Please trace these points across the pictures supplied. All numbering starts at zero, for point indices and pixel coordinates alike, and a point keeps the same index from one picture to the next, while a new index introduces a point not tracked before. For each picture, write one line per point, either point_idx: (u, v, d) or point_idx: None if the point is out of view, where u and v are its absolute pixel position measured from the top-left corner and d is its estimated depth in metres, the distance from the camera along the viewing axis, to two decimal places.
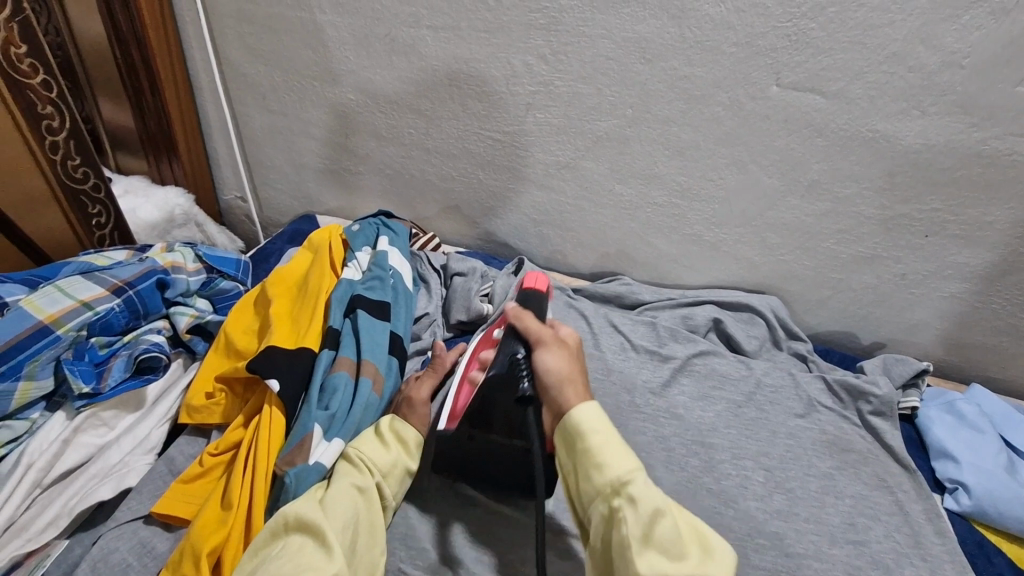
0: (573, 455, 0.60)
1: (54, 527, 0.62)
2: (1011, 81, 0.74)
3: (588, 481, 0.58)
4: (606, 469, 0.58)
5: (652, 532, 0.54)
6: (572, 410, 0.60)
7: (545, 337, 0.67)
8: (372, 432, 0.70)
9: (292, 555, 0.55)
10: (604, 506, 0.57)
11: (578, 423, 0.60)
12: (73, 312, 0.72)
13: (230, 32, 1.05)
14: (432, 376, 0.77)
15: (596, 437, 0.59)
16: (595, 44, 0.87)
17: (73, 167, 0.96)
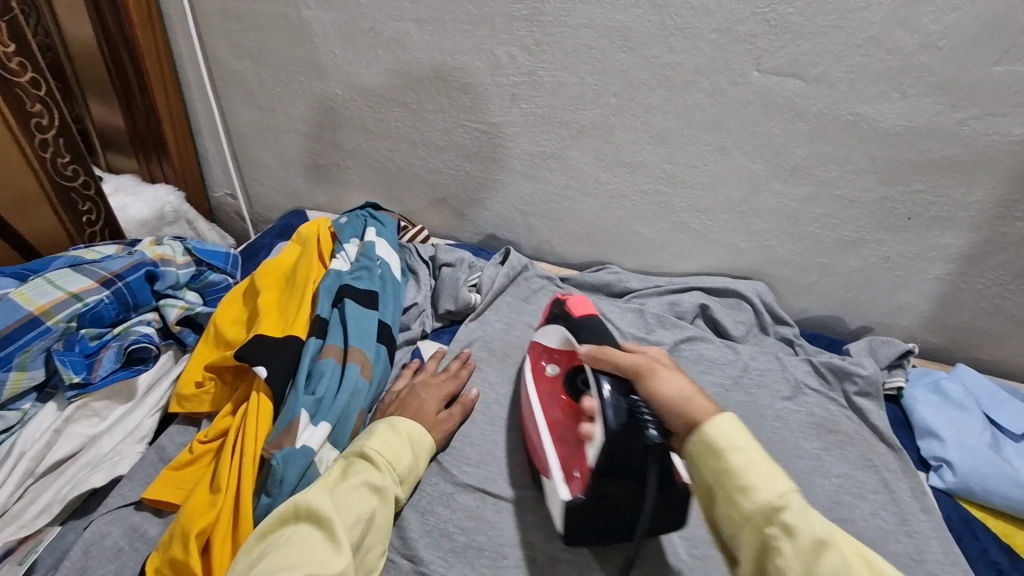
0: (710, 481, 0.53)
1: (47, 513, 0.63)
2: (987, 62, 0.75)
3: (732, 507, 0.51)
4: (756, 498, 0.49)
5: (816, 567, 0.46)
6: (706, 425, 0.54)
7: (640, 363, 0.62)
8: (390, 429, 0.70)
9: (302, 546, 0.55)
10: (753, 529, 0.49)
11: (715, 441, 0.53)
12: (62, 304, 0.73)
13: (217, 29, 1.06)
14: (461, 404, 0.80)
15: (739, 456, 0.52)
16: (577, 33, 0.88)
17: (63, 164, 0.97)
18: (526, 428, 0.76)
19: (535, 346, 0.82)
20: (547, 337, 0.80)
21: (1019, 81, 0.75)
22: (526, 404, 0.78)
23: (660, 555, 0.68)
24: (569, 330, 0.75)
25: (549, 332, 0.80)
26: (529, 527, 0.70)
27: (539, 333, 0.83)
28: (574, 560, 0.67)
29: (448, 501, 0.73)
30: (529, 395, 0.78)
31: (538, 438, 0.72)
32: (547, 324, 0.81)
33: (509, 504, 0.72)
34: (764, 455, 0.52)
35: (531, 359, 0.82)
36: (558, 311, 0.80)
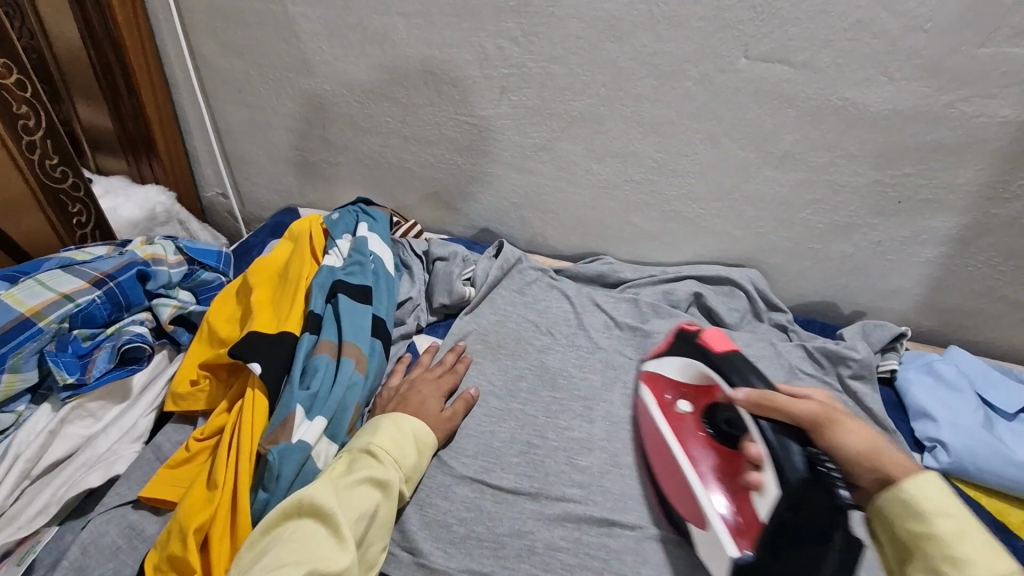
0: (905, 543, 0.52)
1: (45, 514, 0.63)
2: (973, 44, 0.75)
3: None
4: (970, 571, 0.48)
5: None
6: (908, 482, 0.53)
7: (818, 412, 0.64)
8: (394, 424, 0.70)
9: (306, 542, 0.57)
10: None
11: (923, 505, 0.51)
12: (54, 305, 0.73)
13: (203, 27, 1.05)
14: (463, 400, 0.80)
15: (947, 523, 0.50)
16: (565, 23, 0.88)
17: (51, 166, 0.96)
18: (654, 461, 0.75)
19: (659, 377, 0.83)
20: (678, 371, 0.82)
21: (1005, 62, 0.75)
22: (653, 436, 0.77)
23: (657, 541, 0.68)
24: (712, 367, 0.79)
25: (685, 365, 0.82)
26: (527, 516, 0.71)
27: (665, 366, 0.84)
28: (572, 548, 0.68)
29: (446, 493, 0.73)
30: (661, 428, 0.77)
31: (681, 475, 0.72)
32: (678, 355, 0.84)
33: (506, 494, 0.73)
34: (985, 534, 0.50)
35: (654, 390, 0.82)
36: (694, 343, 0.84)
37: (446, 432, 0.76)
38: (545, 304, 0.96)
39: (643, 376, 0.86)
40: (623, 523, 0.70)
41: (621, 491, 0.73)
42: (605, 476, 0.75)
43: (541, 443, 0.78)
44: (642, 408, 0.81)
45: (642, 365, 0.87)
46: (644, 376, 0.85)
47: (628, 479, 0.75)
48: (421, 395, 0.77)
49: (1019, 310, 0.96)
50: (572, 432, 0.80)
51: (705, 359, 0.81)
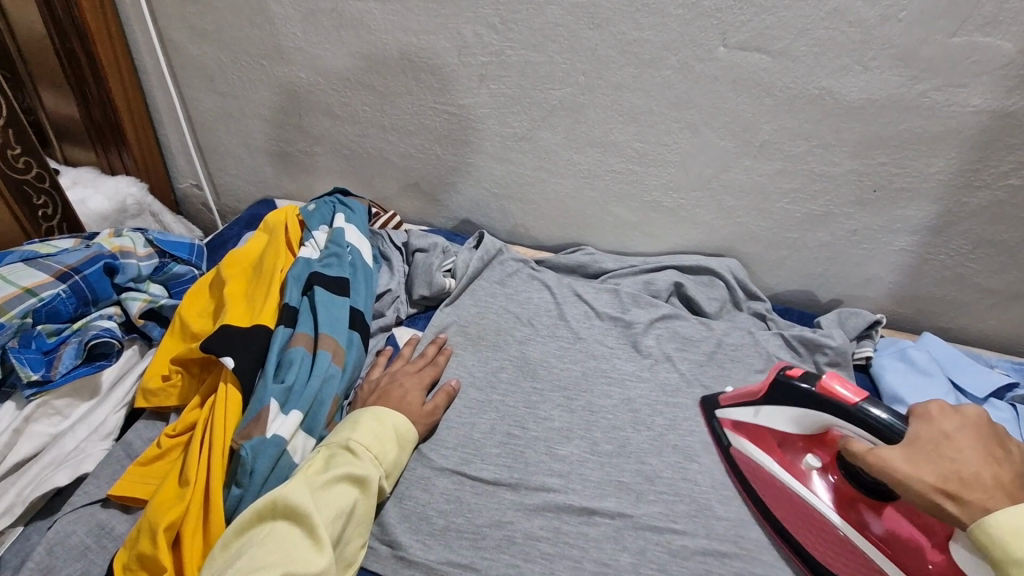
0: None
1: (10, 515, 0.61)
2: (946, 33, 0.76)
3: None
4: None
5: None
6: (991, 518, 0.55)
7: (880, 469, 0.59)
8: (373, 419, 0.70)
9: (282, 543, 0.56)
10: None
11: (1015, 531, 0.53)
12: (15, 299, 0.71)
13: (172, 11, 1.02)
14: (445, 393, 0.80)
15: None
16: (544, 10, 0.86)
17: (13, 156, 0.93)
18: (800, 530, 0.68)
19: (762, 431, 0.73)
20: (784, 424, 0.71)
21: (976, 51, 0.76)
22: (783, 503, 0.70)
23: (635, 528, 0.69)
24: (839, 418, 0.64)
25: (797, 418, 0.68)
26: (506, 506, 0.71)
27: (758, 417, 0.73)
28: (551, 538, 0.68)
29: (426, 485, 0.72)
30: (796, 494, 0.69)
31: (843, 542, 0.66)
32: (785, 407, 0.69)
33: (486, 485, 0.73)
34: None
35: (762, 446, 0.73)
36: (807, 391, 0.66)
37: (427, 426, 0.76)
38: (526, 295, 0.96)
39: (728, 425, 0.77)
40: (601, 510, 0.71)
41: (599, 479, 0.74)
42: (584, 465, 0.75)
43: (521, 433, 0.78)
44: (754, 468, 0.73)
45: (718, 413, 0.78)
46: (733, 428, 0.76)
47: (607, 468, 0.75)
48: (402, 389, 0.77)
49: (989, 297, 0.98)
50: (551, 422, 0.80)
51: (831, 412, 0.64)
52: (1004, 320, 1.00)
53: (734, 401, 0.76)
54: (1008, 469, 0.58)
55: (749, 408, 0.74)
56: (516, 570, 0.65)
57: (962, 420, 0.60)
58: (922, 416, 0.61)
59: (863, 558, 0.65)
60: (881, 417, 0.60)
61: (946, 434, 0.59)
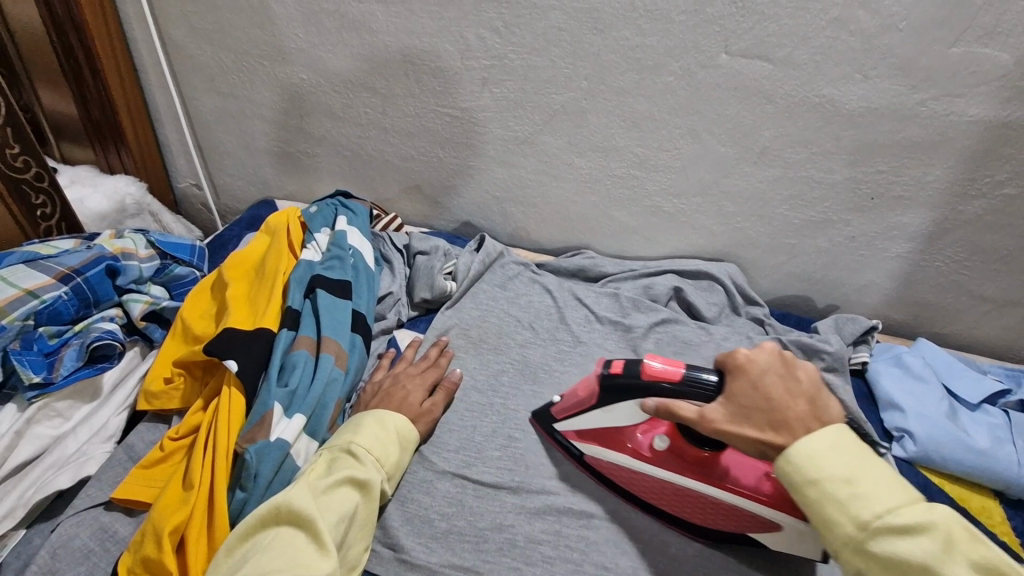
0: (826, 489, 0.54)
1: (12, 518, 0.61)
2: (945, 43, 0.77)
3: (845, 518, 0.52)
4: (899, 549, 0.50)
5: (878, 549, 0.50)
6: (789, 449, 0.56)
7: (703, 427, 0.62)
8: (374, 421, 0.70)
9: (286, 548, 0.55)
10: (877, 564, 0.50)
11: (809, 452, 0.55)
12: (17, 301, 0.70)
13: (173, 11, 1.01)
14: (444, 390, 0.80)
15: (819, 469, 0.55)
16: (547, 15, 0.87)
17: (12, 155, 0.92)
18: (668, 507, 0.70)
19: (602, 431, 0.72)
20: (620, 417, 0.70)
21: (975, 62, 0.77)
22: (647, 489, 0.70)
23: (635, 532, 0.70)
24: (668, 397, 0.64)
25: (628, 411, 0.69)
26: (508, 510, 0.71)
27: (597, 420, 0.72)
28: (553, 541, 0.69)
29: (428, 488, 0.73)
30: (651, 477, 0.70)
31: (704, 502, 0.68)
32: (616, 403, 0.69)
33: (488, 488, 0.73)
34: (826, 437, 0.56)
35: (609, 447, 0.72)
36: (634, 382, 0.66)
37: (429, 426, 0.77)
38: (527, 299, 0.96)
39: (574, 437, 0.75)
40: (602, 513, 0.71)
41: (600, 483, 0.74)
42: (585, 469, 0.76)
43: (522, 437, 0.78)
44: (612, 468, 0.73)
45: (559, 426, 0.76)
46: (580, 437, 0.74)
47: None
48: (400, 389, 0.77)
49: (983, 304, 0.99)
50: None
51: (661, 393, 0.64)
52: (997, 326, 1.01)
53: (568, 412, 0.74)
54: (802, 397, 0.59)
55: (586, 414, 0.72)
56: (518, 572, 0.66)
57: (763, 361, 0.61)
58: (736, 371, 0.62)
59: (725, 510, 0.67)
60: (698, 379, 0.63)
61: (754, 384, 0.60)
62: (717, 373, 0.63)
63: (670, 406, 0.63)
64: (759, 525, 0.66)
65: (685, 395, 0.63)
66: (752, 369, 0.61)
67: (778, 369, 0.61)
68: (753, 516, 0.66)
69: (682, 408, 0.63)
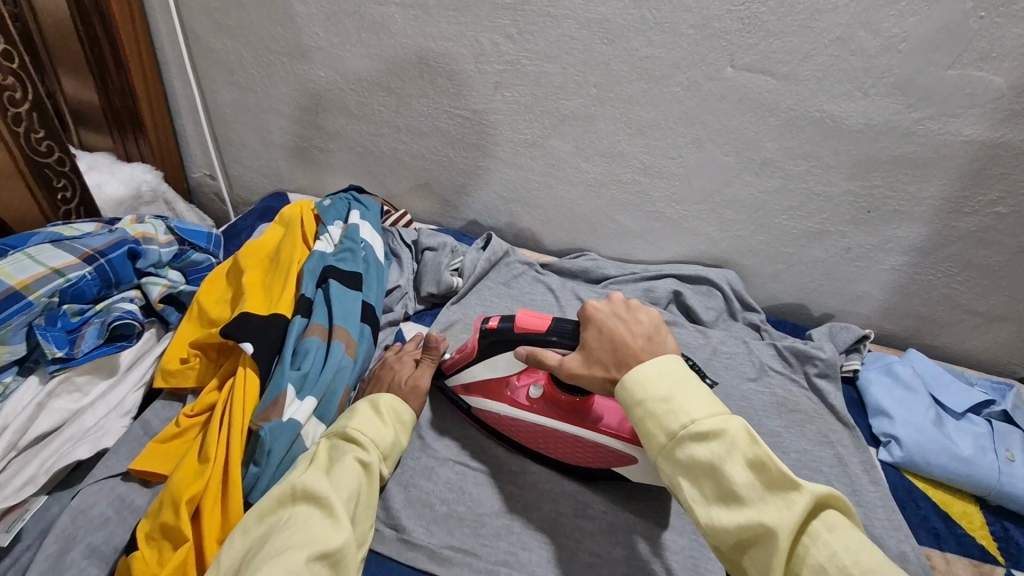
0: (649, 408, 0.57)
1: (34, 484, 0.63)
2: (942, 65, 0.80)
3: (661, 431, 0.56)
4: (698, 454, 0.54)
5: (683, 455, 0.54)
6: (626, 377, 0.59)
7: (564, 375, 0.66)
8: (372, 407, 0.72)
9: (302, 524, 0.56)
10: (681, 467, 0.55)
11: (637, 378, 0.59)
12: (44, 279, 0.72)
13: (196, 6, 1.05)
14: (429, 361, 0.81)
15: (646, 391, 0.58)
16: (561, 24, 0.90)
17: (36, 140, 0.95)
18: (547, 448, 0.76)
19: (486, 384, 0.77)
20: (497, 370, 0.75)
21: (971, 84, 0.80)
22: (524, 433, 0.76)
23: (627, 522, 0.72)
24: (539, 344, 0.69)
25: (504, 362, 0.74)
26: (507, 498, 0.74)
27: (478, 373, 0.77)
28: (549, 528, 0.71)
29: (430, 474, 0.75)
30: (525, 423, 0.75)
31: (576, 443, 0.74)
32: (496, 354, 0.74)
33: (488, 476, 0.76)
34: (653, 363, 0.59)
35: (492, 398, 0.77)
36: (507, 332, 0.71)
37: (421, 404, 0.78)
38: (530, 297, 0.99)
39: (463, 391, 0.80)
40: (597, 502, 0.74)
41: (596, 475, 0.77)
42: None
43: None
44: (495, 418, 0.78)
45: (449, 380, 0.81)
46: (467, 390, 0.79)
47: None
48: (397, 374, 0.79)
49: (973, 318, 1.02)
50: None
51: (532, 341, 0.69)
52: (987, 340, 1.04)
53: (456, 367, 0.79)
54: (641, 335, 0.64)
55: (467, 367, 0.78)
56: (515, 557, 0.68)
57: (608, 309, 0.67)
58: (586, 321, 0.67)
59: (590, 449, 0.73)
60: (563, 328, 0.67)
61: (599, 329, 0.65)
62: (575, 325, 0.68)
63: (537, 354, 0.68)
64: (620, 459, 0.72)
65: (554, 343, 0.68)
66: (596, 317, 0.66)
67: (623, 315, 0.66)
68: (617, 454, 0.72)
69: (546, 355, 0.67)
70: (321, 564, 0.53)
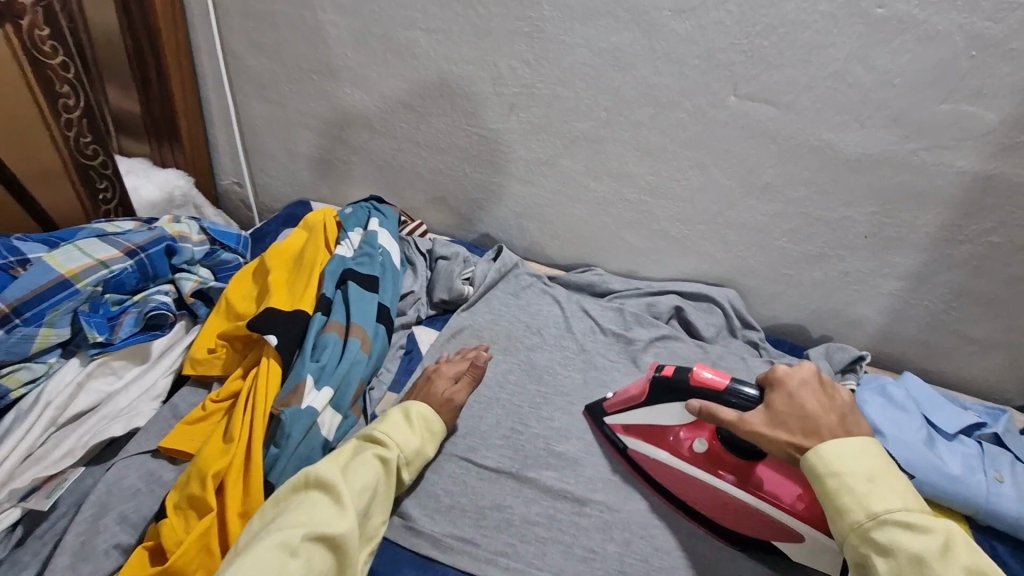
0: (846, 484, 0.61)
1: (71, 456, 0.69)
2: (934, 100, 0.85)
3: (859, 508, 0.60)
4: (901, 540, 0.57)
5: (883, 538, 0.58)
6: (821, 446, 0.63)
7: (744, 430, 0.68)
8: (406, 416, 0.77)
9: (311, 507, 0.63)
10: (878, 549, 0.58)
11: (838, 453, 0.62)
12: (90, 269, 0.79)
13: (237, 26, 1.13)
14: (472, 376, 0.87)
15: (848, 466, 0.62)
16: (574, 52, 0.97)
17: (84, 144, 1.03)
18: (705, 509, 0.75)
19: (651, 428, 0.79)
20: (666, 418, 0.76)
21: (961, 119, 0.85)
22: (680, 486, 0.76)
23: (622, 522, 0.75)
24: (716, 403, 0.71)
25: (672, 412, 0.75)
26: (507, 493, 0.77)
27: (643, 417, 0.78)
28: (546, 523, 0.75)
29: (435, 468, 0.80)
30: (687, 475, 0.76)
31: (738, 507, 0.73)
32: (665, 402, 0.76)
33: (490, 472, 0.79)
34: (861, 444, 0.63)
35: (653, 442, 0.78)
36: (681, 384, 0.73)
37: (455, 417, 0.83)
38: (537, 308, 1.03)
39: (619, 429, 0.82)
40: (593, 502, 0.77)
41: (591, 476, 0.80)
42: (578, 462, 0.81)
43: (524, 429, 0.85)
44: (656, 465, 0.78)
45: (607, 419, 0.83)
46: (625, 430, 0.81)
47: (600, 467, 0.81)
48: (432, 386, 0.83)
49: (970, 344, 1.05)
50: (553, 422, 0.86)
51: (708, 397, 0.71)
52: (985, 367, 1.06)
53: (619, 406, 0.81)
54: (833, 412, 0.66)
55: (635, 409, 0.79)
56: (512, 548, 0.73)
57: (802, 378, 0.69)
58: (777, 384, 0.69)
59: (754, 517, 0.72)
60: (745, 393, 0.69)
61: (789, 395, 0.67)
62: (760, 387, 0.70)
63: (714, 408, 0.69)
64: (782, 534, 0.71)
65: (732, 403, 0.70)
66: (790, 381, 0.68)
67: (815, 385, 0.68)
68: (777, 525, 0.71)
69: (724, 411, 0.69)
70: (319, 543, 0.60)
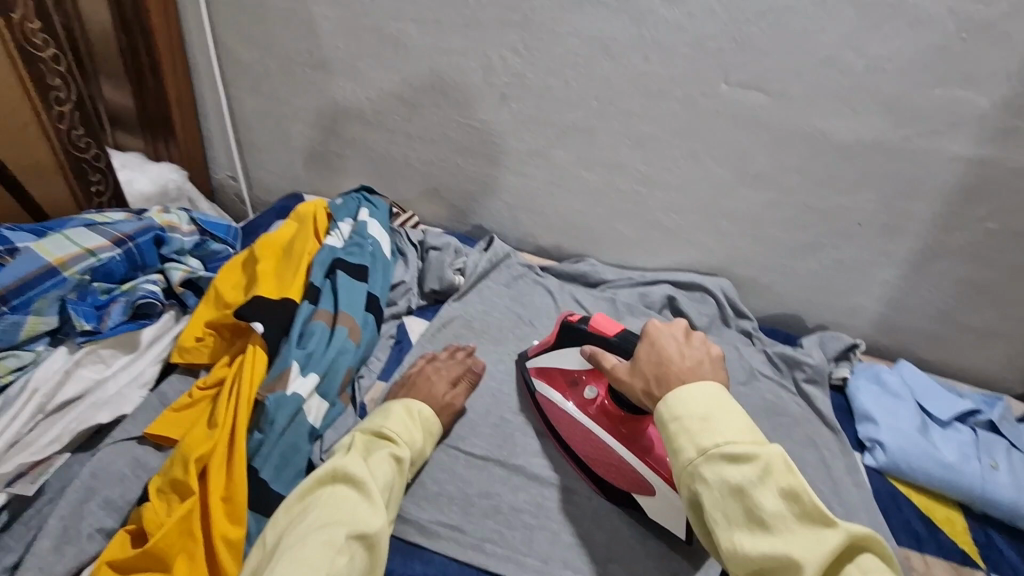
0: (682, 424, 0.58)
1: (59, 442, 0.71)
2: (927, 85, 0.84)
3: (692, 447, 0.57)
4: (727, 474, 0.54)
5: (711, 474, 0.55)
6: (669, 395, 0.60)
7: (612, 377, 0.68)
8: (407, 411, 0.76)
9: (343, 505, 0.62)
10: (707, 485, 0.55)
11: (677, 398, 0.59)
12: (78, 258, 0.80)
13: (229, 21, 1.13)
14: (468, 381, 0.85)
15: (686, 406, 0.58)
16: (564, 41, 0.96)
17: (77, 136, 1.03)
18: (586, 457, 0.78)
19: (553, 373, 0.82)
20: (566, 362, 0.79)
21: (955, 104, 0.84)
22: (567, 429, 0.80)
23: (609, 509, 0.76)
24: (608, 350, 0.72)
25: (572, 357, 0.78)
26: (495, 480, 0.78)
27: (552, 359, 0.81)
28: (534, 510, 0.75)
29: None
30: (572, 418, 0.79)
31: (610, 458, 0.76)
32: (568, 347, 0.78)
33: (478, 460, 0.80)
34: (703, 385, 0.59)
35: (555, 386, 0.82)
36: (583, 330, 0.75)
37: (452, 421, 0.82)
38: (529, 299, 1.03)
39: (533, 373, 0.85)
40: (580, 488, 0.78)
41: None
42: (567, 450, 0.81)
43: (514, 418, 0.85)
44: (552, 407, 0.82)
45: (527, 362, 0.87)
46: (537, 372, 0.84)
47: None
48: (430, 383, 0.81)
49: (967, 333, 1.04)
50: None
51: (601, 344, 0.73)
52: (982, 356, 1.05)
53: (539, 349, 0.84)
54: (690, 358, 0.63)
55: (547, 353, 0.82)
56: (500, 534, 0.73)
57: (669, 330, 0.66)
58: (644, 336, 0.67)
59: (620, 468, 0.75)
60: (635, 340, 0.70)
61: (652, 343, 0.65)
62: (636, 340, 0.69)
63: (597, 353, 0.70)
64: (636, 483, 0.74)
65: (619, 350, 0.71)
66: (654, 333, 0.66)
67: (682, 340, 0.65)
68: (634, 476, 0.74)
69: (604, 357, 0.70)
70: (358, 543, 0.60)
